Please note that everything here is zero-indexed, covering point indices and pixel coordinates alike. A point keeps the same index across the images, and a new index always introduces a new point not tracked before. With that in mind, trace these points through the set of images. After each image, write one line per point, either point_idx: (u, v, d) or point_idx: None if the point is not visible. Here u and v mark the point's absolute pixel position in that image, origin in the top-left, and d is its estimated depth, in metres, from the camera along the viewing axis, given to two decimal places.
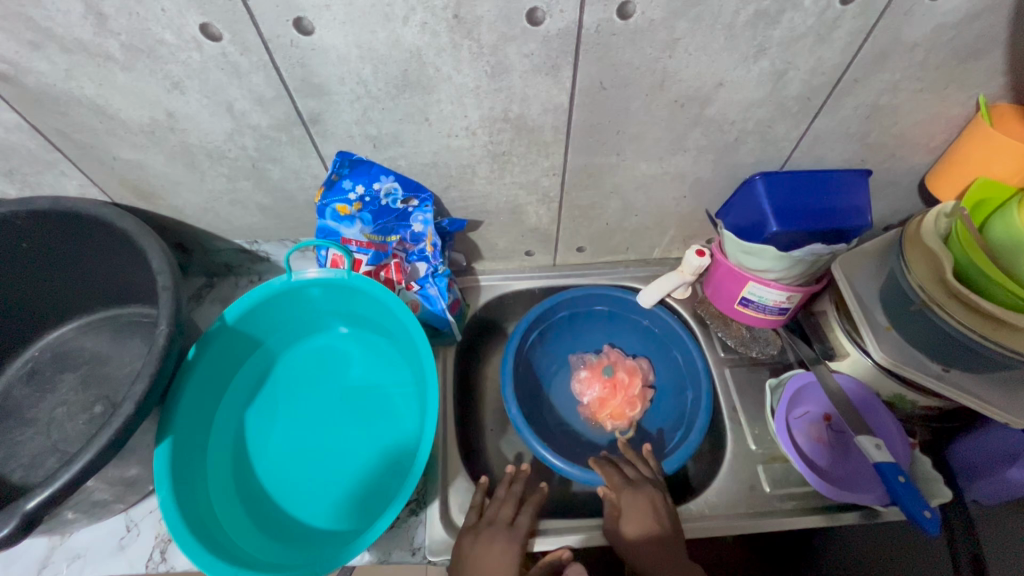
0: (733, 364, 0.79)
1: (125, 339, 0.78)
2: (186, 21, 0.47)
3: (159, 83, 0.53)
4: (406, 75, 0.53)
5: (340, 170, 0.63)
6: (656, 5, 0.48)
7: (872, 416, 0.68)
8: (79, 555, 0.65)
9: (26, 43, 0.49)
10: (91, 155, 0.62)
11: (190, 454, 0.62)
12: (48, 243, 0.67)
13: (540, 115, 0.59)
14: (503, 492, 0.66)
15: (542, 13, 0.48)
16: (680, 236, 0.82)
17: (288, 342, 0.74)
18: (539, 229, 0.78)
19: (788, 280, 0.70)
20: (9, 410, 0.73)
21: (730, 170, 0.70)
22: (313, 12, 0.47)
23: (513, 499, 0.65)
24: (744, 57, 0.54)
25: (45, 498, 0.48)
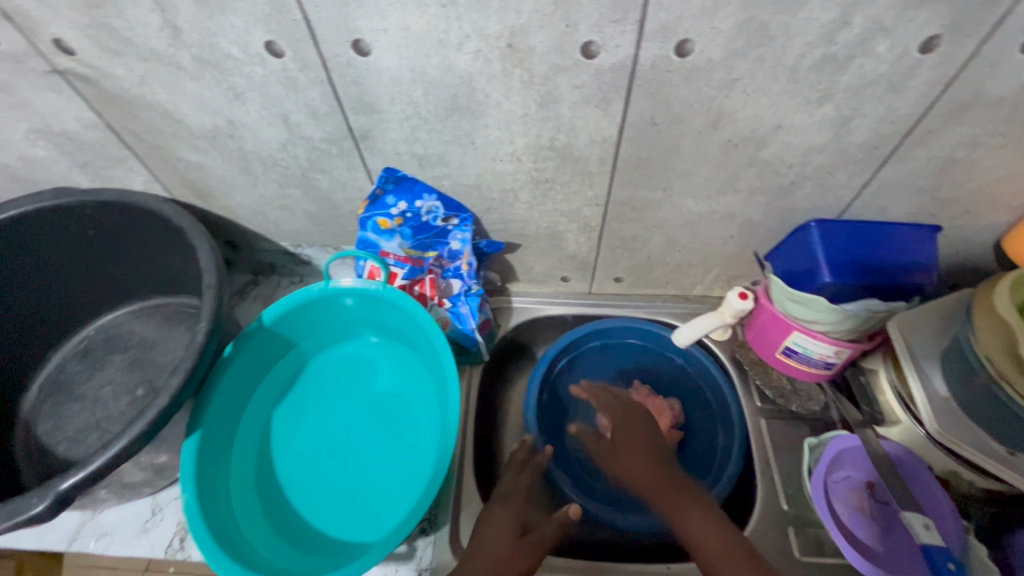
0: (769, 416, 0.75)
1: (171, 326, 0.81)
2: (252, 38, 0.49)
3: (223, 93, 0.55)
4: (456, 99, 0.54)
5: (385, 186, 0.64)
6: (716, 44, 0.47)
7: (917, 486, 0.62)
8: (106, 532, 0.67)
9: (107, 51, 0.52)
10: (157, 154, 0.65)
11: (216, 447, 0.64)
12: (111, 232, 0.71)
13: (586, 146, 0.58)
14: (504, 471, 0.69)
15: (596, 47, 0.48)
16: (723, 276, 0.79)
17: (320, 346, 0.76)
18: (577, 257, 0.77)
19: (838, 334, 0.66)
20: (62, 383, 0.78)
21: (784, 215, 0.67)
22: (370, 35, 0.48)
23: (511, 483, 0.66)
24: (807, 101, 0.51)
25: (77, 481, 0.50)
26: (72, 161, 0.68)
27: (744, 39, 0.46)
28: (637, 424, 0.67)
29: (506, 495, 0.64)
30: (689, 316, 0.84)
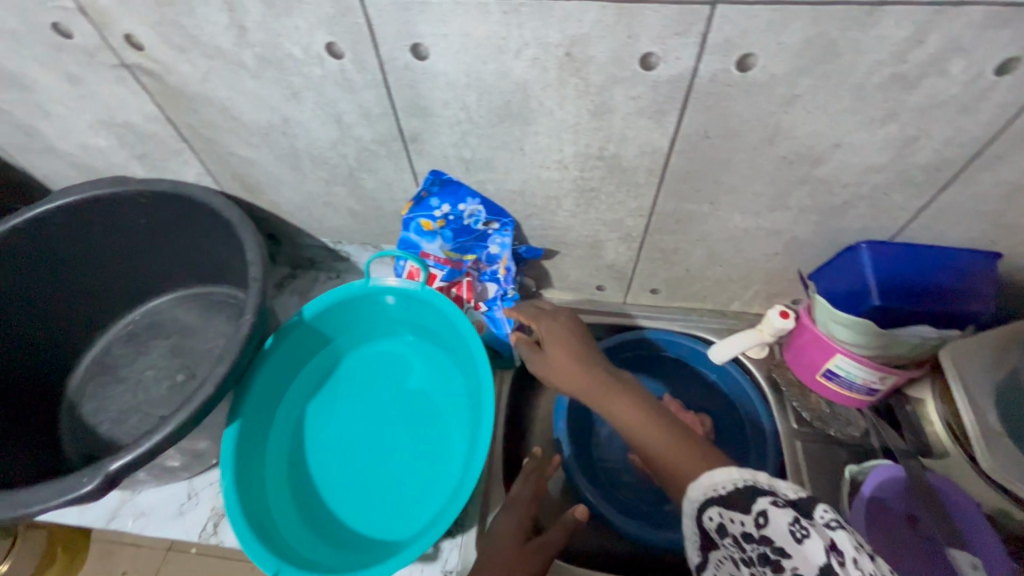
0: (804, 439, 0.72)
1: (211, 315, 0.83)
2: (314, 39, 0.50)
3: (281, 92, 0.56)
4: (509, 105, 0.54)
5: (430, 188, 0.64)
6: (781, 59, 0.46)
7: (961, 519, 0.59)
8: (144, 513, 0.69)
9: (175, 47, 0.54)
10: (212, 149, 0.67)
11: (253, 438, 0.66)
12: (162, 221, 0.73)
13: (636, 157, 0.58)
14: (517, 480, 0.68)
15: (656, 58, 0.47)
16: (763, 292, 0.78)
17: (354, 342, 0.76)
18: (615, 266, 0.77)
19: (884, 358, 0.65)
20: (107, 365, 0.80)
21: (833, 235, 0.65)
22: (430, 39, 0.49)
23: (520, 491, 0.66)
24: (870, 120, 0.50)
25: (126, 462, 0.52)
26: (131, 151, 0.70)
27: (809, 55, 0.45)
28: (574, 339, 0.63)
29: (512, 502, 0.64)
30: (726, 331, 0.83)
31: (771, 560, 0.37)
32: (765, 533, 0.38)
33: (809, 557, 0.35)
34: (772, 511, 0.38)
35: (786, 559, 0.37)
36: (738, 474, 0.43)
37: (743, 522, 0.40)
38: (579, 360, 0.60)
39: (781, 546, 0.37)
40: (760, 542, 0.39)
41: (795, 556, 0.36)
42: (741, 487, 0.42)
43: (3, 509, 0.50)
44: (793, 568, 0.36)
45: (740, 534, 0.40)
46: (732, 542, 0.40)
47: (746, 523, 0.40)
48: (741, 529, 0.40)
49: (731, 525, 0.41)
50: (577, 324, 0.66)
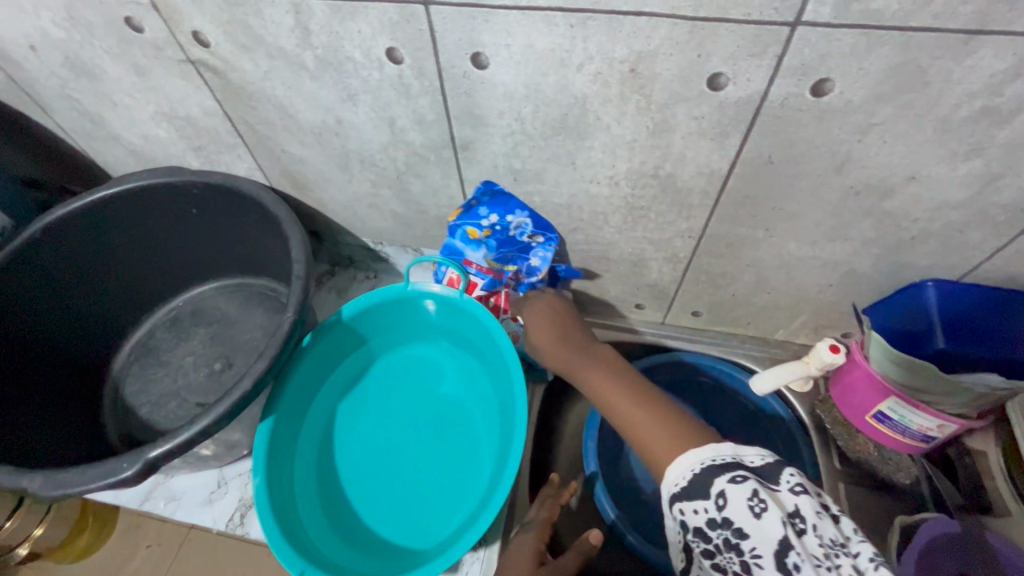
0: (850, 481, 0.69)
1: (251, 307, 0.84)
2: (376, 44, 0.50)
3: (338, 94, 0.57)
4: (565, 119, 0.53)
5: (480, 197, 0.63)
6: (860, 86, 0.43)
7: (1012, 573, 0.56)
8: (175, 497, 0.71)
9: (240, 46, 0.55)
10: (265, 145, 0.68)
11: (286, 433, 0.66)
12: (212, 212, 0.75)
13: (691, 177, 0.56)
14: (535, 505, 0.67)
15: (725, 79, 0.45)
16: (812, 323, 0.74)
17: (388, 346, 0.76)
18: (657, 285, 0.74)
19: (946, 407, 0.61)
20: (150, 349, 0.82)
21: (896, 270, 0.61)
22: (491, 49, 0.48)
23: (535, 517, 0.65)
24: (952, 154, 0.47)
25: (165, 451, 0.52)
26: (188, 143, 0.72)
27: (893, 83, 0.43)
28: (555, 323, 0.67)
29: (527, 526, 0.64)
30: (768, 360, 0.79)
31: (733, 542, 0.44)
32: (725, 516, 0.44)
33: (768, 531, 0.42)
34: (730, 493, 0.44)
35: (746, 538, 0.43)
36: (695, 460, 0.48)
37: (706, 510, 0.45)
38: (557, 338, 0.65)
39: (740, 527, 0.44)
40: (723, 527, 0.44)
41: (754, 535, 0.43)
42: (700, 472, 0.47)
43: (48, 487, 0.52)
44: (753, 546, 0.43)
45: (705, 522, 0.45)
46: (698, 534, 0.46)
47: (709, 510, 0.45)
48: (704, 517, 0.45)
49: (693, 516, 0.46)
50: (559, 302, 0.69)
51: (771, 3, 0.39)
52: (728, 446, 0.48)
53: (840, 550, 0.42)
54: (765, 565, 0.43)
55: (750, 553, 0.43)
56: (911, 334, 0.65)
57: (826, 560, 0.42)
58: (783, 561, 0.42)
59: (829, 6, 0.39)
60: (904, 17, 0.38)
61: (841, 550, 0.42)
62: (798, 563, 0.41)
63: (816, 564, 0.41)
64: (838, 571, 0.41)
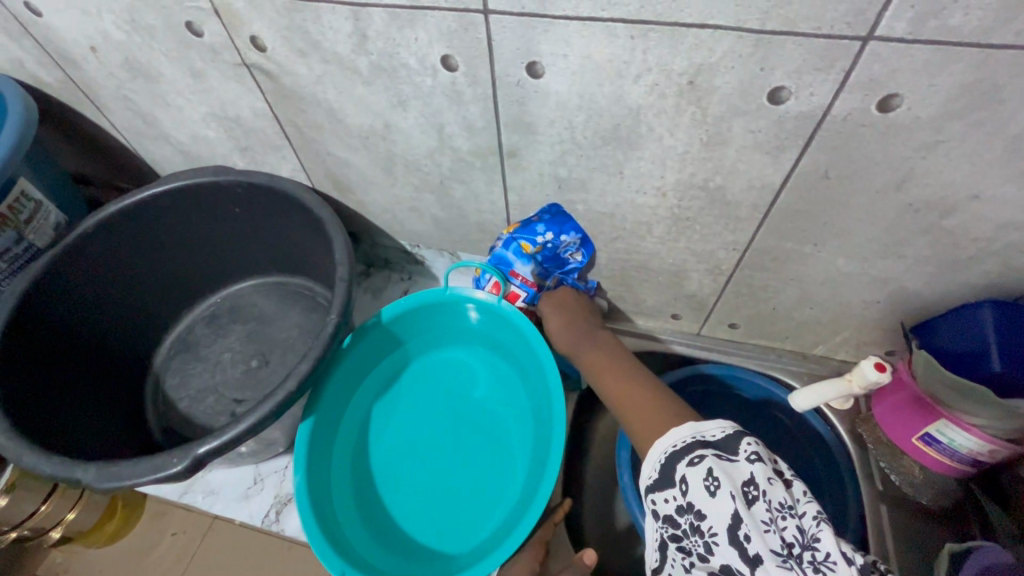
0: (892, 504, 0.67)
1: (288, 305, 0.85)
2: (432, 51, 0.50)
3: (389, 99, 0.57)
4: (617, 129, 0.52)
5: (541, 215, 0.64)
6: (929, 103, 0.42)
7: None
8: (213, 491, 0.72)
9: (296, 51, 0.55)
10: (311, 148, 0.69)
11: (324, 433, 0.67)
12: (253, 210, 0.76)
13: (742, 190, 0.55)
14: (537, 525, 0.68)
15: (787, 93, 0.45)
16: (854, 340, 0.72)
17: (424, 347, 0.76)
18: (696, 297, 0.73)
19: (997, 433, 0.58)
20: (190, 344, 0.84)
21: (949, 289, 0.60)
22: (549, 58, 0.48)
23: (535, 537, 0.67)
24: (1020, 173, 0.46)
25: (213, 448, 0.53)
26: (235, 144, 0.73)
27: (965, 100, 0.41)
28: (561, 319, 0.68)
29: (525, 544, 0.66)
30: (806, 376, 0.78)
31: (695, 524, 0.45)
32: (689, 500, 0.45)
33: (720, 507, 0.43)
34: (689, 475, 0.45)
35: (705, 519, 0.44)
36: (661, 450, 0.49)
37: (674, 497, 0.46)
38: (568, 324, 0.68)
39: (699, 509, 0.44)
40: (687, 512, 0.45)
41: (710, 515, 0.44)
42: (665, 460, 0.48)
43: (101, 479, 0.53)
44: (710, 526, 0.44)
45: (673, 509, 0.46)
46: (666, 521, 0.47)
47: (676, 497, 0.46)
48: (673, 505, 0.46)
49: (663, 504, 0.47)
50: (565, 295, 0.70)
51: (844, 17, 0.39)
52: (690, 426, 0.48)
53: (788, 512, 0.43)
54: (722, 542, 0.43)
55: (708, 533, 0.44)
56: (964, 356, 0.61)
57: (773, 524, 0.42)
58: (735, 535, 0.42)
59: (905, 21, 0.38)
60: (983, 33, 0.37)
61: (788, 512, 0.43)
62: (748, 534, 0.42)
63: (763, 530, 0.42)
64: (783, 533, 0.42)
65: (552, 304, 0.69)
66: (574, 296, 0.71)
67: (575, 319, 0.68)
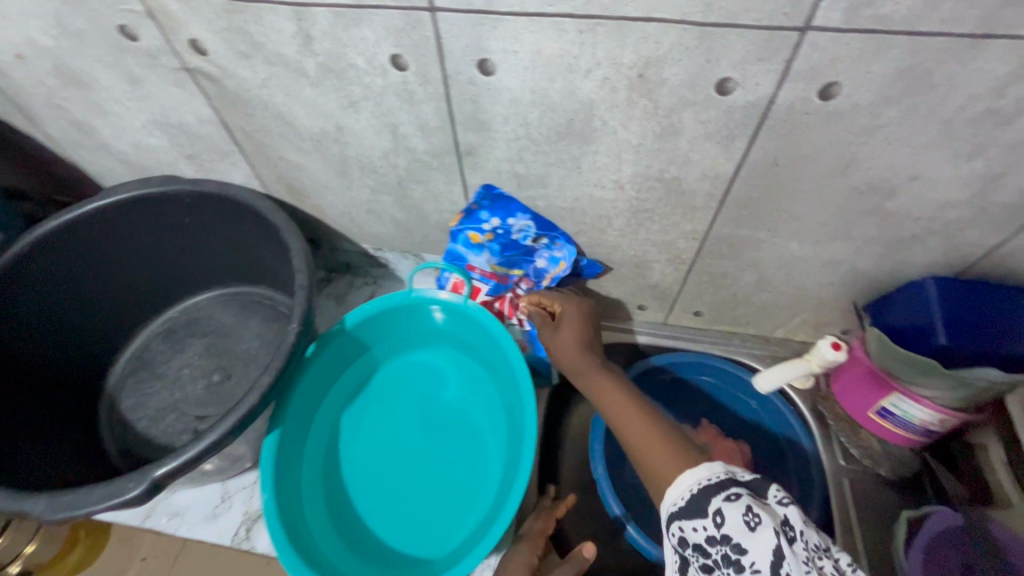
0: (853, 477, 0.70)
1: (248, 316, 0.83)
2: (380, 51, 0.49)
3: (339, 101, 0.56)
4: (571, 124, 0.52)
5: (480, 202, 0.63)
6: (866, 89, 0.44)
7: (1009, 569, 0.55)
8: (178, 513, 0.69)
9: (238, 53, 0.53)
10: (263, 153, 0.67)
11: (292, 445, 0.65)
12: (205, 220, 0.73)
13: (697, 180, 0.56)
14: (533, 515, 0.69)
15: (733, 84, 0.45)
16: (811, 321, 0.75)
17: (392, 351, 0.75)
18: (660, 286, 0.75)
19: (945, 402, 0.61)
20: (146, 361, 0.81)
21: (895, 267, 0.63)
22: (499, 55, 0.47)
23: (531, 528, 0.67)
24: (955, 154, 0.48)
25: (171, 469, 0.51)
26: (182, 151, 0.70)
27: (900, 86, 0.43)
28: (574, 330, 0.67)
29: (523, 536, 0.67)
30: (769, 358, 0.80)
31: (731, 556, 0.43)
32: (724, 532, 0.43)
33: (760, 542, 0.42)
34: (727, 509, 0.44)
35: (745, 554, 0.42)
36: (693, 479, 0.47)
37: (705, 527, 0.44)
38: (580, 343, 0.66)
39: (738, 542, 0.42)
40: (722, 543, 0.43)
41: (751, 549, 0.42)
42: (697, 491, 0.46)
43: (53, 510, 0.50)
44: (751, 561, 0.42)
45: (703, 539, 0.44)
46: (694, 550, 0.45)
47: (708, 527, 0.44)
48: (703, 535, 0.44)
49: (692, 534, 0.45)
50: (583, 306, 0.69)
51: (781, 8, 0.40)
52: (721, 464, 0.47)
53: (823, 553, 0.43)
54: None
55: (749, 569, 0.42)
56: (913, 330, 0.62)
57: (813, 565, 0.42)
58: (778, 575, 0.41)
59: (839, 11, 0.39)
60: (912, 21, 0.39)
61: (824, 553, 0.43)
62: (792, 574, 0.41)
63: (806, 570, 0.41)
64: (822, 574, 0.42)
65: (569, 312, 0.68)
66: (590, 311, 0.70)
67: (586, 339, 0.67)
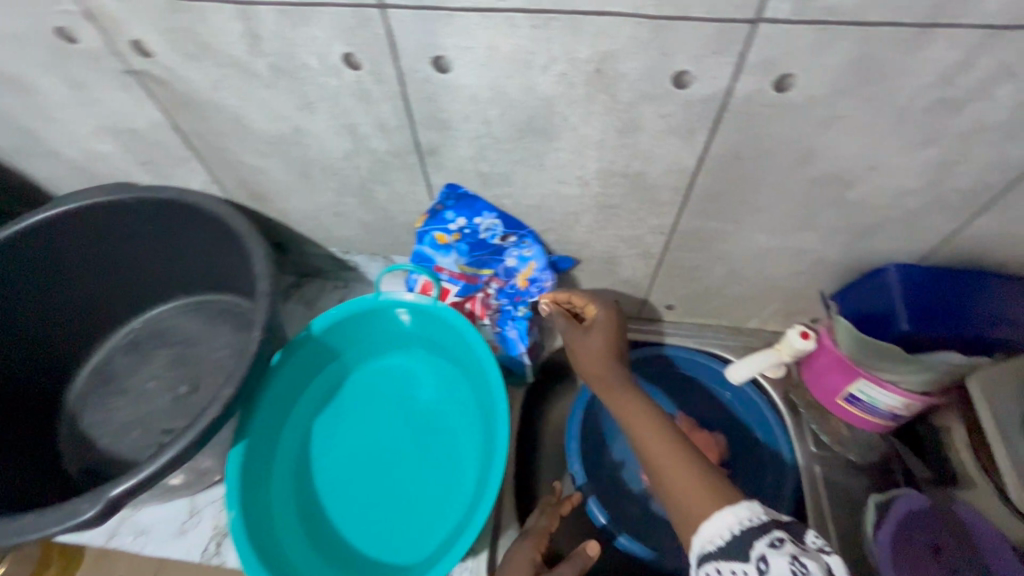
0: (824, 464, 0.71)
1: (215, 324, 0.80)
2: (332, 50, 0.48)
3: (294, 102, 0.54)
4: (532, 121, 0.52)
5: (444, 202, 0.63)
6: (820, 80, 0.44)
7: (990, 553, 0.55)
8: (144, 531, 0.67)
9: (185, 55, 0.51)
10: (220, 157, 0.65)
11: (260, 456, 0.64)
12: (164, 227, 0.71)
13: (661, 174, 0.55)
14: (537, 512, 0.64)
15: (690, 77, 0.45)
16: (781, 311, 0.76)
17: (363, 356, 0.74)
18: (631, 282, 0.74)
19: (908, 386, 0.62)
20: (108, 375, 0.78)
21: (859, 256, 0.63)
22: (454, 52, 0.47)
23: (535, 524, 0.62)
24: (910, 143, 0.48)
25: (128, 488, 0.50)
26: (135, 157, 0.68)
27: (852, 77, 0.43)
28: (603, 335, 0.60)
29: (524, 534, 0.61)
30: (742, 349, 0.80)
31: None
32: None
33: None
34: (773, 556, 0.36)
35: None
36: (733, 518, 0.39)
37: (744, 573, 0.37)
38: (607, 353, 0.58)
39: None
40: None
41: None
42: (739, 533, 0.39)
43: (6, 535, 0.49)
44: None
45: None
46: None
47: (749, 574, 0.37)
48: None
49: None
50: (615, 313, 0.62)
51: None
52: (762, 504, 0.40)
53: None
54: None
55: None
56: (877, 318, 0.63)
57: None
58: None
59: (789, 2, 0.39)
60: (861, 12, 0.39)
61: None
62: None
63: None
64: None
65: (600, 316, 0.61)
66: (622, 321, 0.63)
67: (613, 351, 0.59)
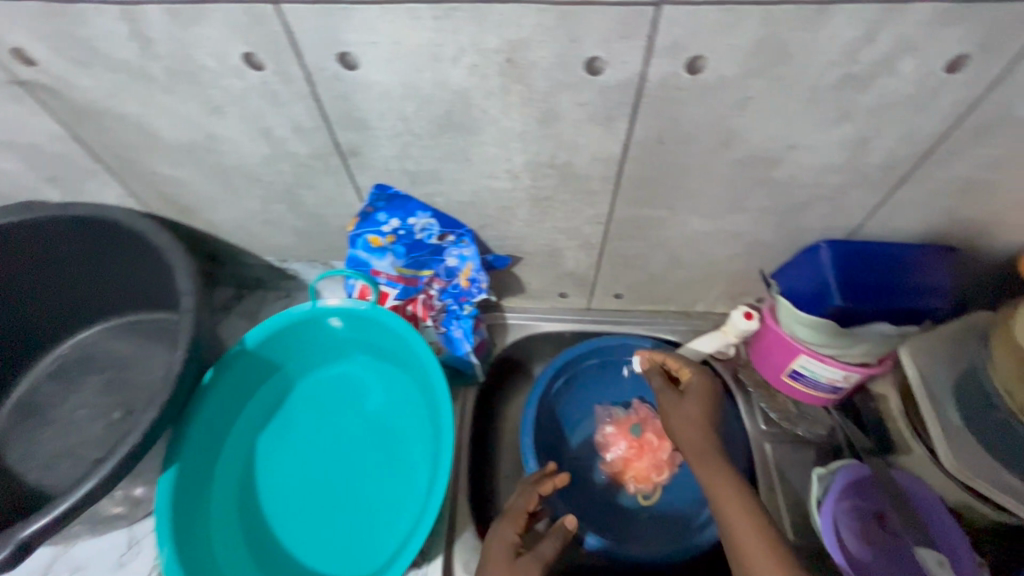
0: (774, 440, 0.72)
1: (149, 344, 0.77)
2: (230, 50, 0.46)
3: (200, 107, 0.52)
4: (450, 115, 0.50)
5: (375, 203, 0.61)
6: (729, 61, 0.44)
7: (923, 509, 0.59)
8: (79, 567, 0.64)
9: (73, 62, 0.48)
10: (133, 169, 0.61)
11: (196, 479, 0.61)
12: (81, 246, 0.67)
13: (588, 164, 0.55)
14: (519, 491, 0.62)
15: (601, 63, 0.44)
16: (727, 293, 0.76)
17: (306, 368, 0.71)
18: (576, 273, 0.74)
19: (847, 357, 0.63)
20: (34, 406, 0.74)
21: (794, 234, 0.64)
22: (358, 47, 0.45)
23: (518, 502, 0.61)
24: (825, 121, 0.49)
25: (39, 527, 0.47)
26: (41, 174, 0.64)
27: (760, 57, 0.43)
28: (699, 401, 0.60)
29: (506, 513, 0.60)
30: (692, 333, 0.81)
31: None
32: None
33: None
34: None
35: None
36: None
37: None
38: (706, 420, 0.58)
39: None
40: None
41: None
42: None
43: None
44: None
45: None
46: None
47: None
48: None
49: None
50: (711, 380, 0.62)
51: None
52: None
53: None
54: None
55: None
56: (811, 296, 0.63)
57: None
58: None
59: None
60: None
61: None
62: None
63: None
64: None
65: (696, 382, 0.62)
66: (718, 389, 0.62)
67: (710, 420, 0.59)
